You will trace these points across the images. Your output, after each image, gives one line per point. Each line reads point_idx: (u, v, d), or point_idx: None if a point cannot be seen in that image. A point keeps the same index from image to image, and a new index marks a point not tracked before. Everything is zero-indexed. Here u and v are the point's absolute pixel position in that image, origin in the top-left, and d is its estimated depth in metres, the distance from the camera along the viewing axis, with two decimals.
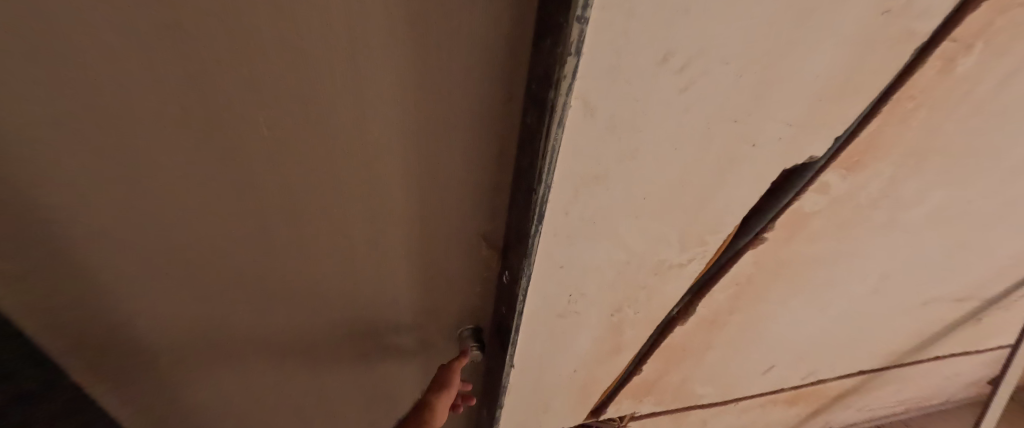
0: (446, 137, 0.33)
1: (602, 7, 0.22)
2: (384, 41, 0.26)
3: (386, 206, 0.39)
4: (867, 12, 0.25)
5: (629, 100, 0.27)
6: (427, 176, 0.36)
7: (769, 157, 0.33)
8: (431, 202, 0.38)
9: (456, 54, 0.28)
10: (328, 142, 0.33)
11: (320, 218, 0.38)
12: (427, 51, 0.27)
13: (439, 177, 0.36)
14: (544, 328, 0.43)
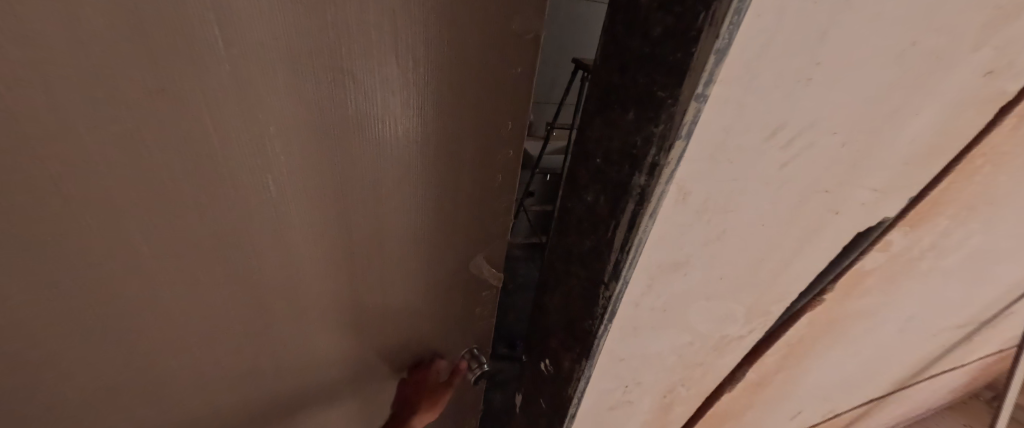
0: (487, 196, 0.28)
1: (724, 83, 0.17)
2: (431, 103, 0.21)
3: (404, 301, 0.32)
4: (973, 75, 0.23)
5: (727, 181, 0.22)
6: (463, 245, 0.30)
7: (848, 224, 0.29)
8: (462, 273, 0.32)
9: (511, 103, 0.23)
10: (335, 246, 0.25)
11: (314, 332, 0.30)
12: (478, 106, 0.22)
13: (476, 241, 0.31)
14: (593, 425, 0.36)
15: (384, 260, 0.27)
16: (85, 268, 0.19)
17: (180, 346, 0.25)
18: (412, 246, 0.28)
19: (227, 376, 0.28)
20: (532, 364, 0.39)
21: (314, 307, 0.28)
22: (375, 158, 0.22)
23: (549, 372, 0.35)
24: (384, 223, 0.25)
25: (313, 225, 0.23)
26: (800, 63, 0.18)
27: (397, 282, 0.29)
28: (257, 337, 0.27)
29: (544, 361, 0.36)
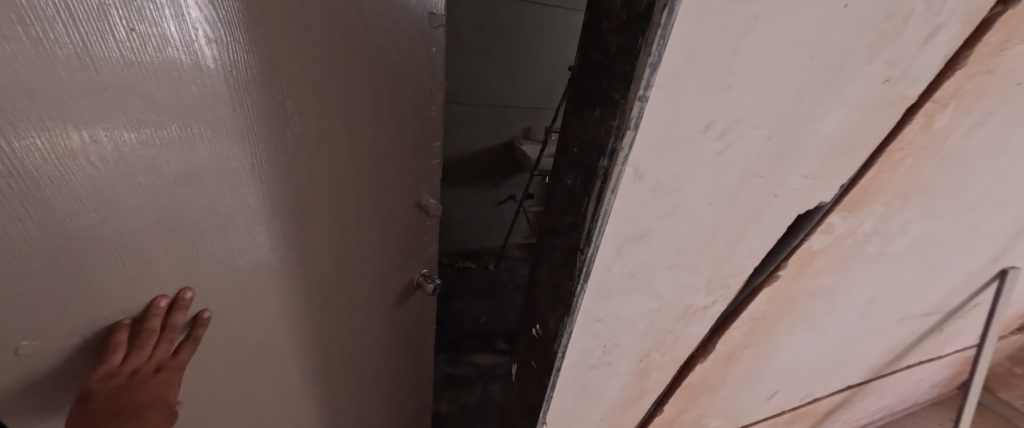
0: (411, 112, 0.46)
1: (660, 87, 0.23)
2: (372, 42, 0.38)
3: (370, 192, 0.46)
4: (873, 81, 0.29)
5: (674, 165, 0.28)
6: (405, 149, 0.48)
7: (787, 205, 0.35)
8: (405, 173, 0.49)
9: (413, 44, 0.42)
10: (323, 142, 0.38)
11: (329, 213, 0.42)
12: (396, 47, 0.40)
13: (409, 146, 0.48)
14: (577, 382, 0.42)
15: (359, 160, 0.43)
16: (186, 160, 0.30)
17: (240, 233, 0.36)
18: (374, 147, 0.44)
19: (268, 269, 0.40)
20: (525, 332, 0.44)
21: (322, 202, 0.41)
22: (333, 67, 0.36)
23: (538, 335, 0.41)
24: (354, 128, 0.41)
25: (321, 112, 0.37)
26: (721, 71, 0.24)
27: (370, 178, 0.45)
28: (290, 229, 0.40)
29: (534, 326, 0.41)
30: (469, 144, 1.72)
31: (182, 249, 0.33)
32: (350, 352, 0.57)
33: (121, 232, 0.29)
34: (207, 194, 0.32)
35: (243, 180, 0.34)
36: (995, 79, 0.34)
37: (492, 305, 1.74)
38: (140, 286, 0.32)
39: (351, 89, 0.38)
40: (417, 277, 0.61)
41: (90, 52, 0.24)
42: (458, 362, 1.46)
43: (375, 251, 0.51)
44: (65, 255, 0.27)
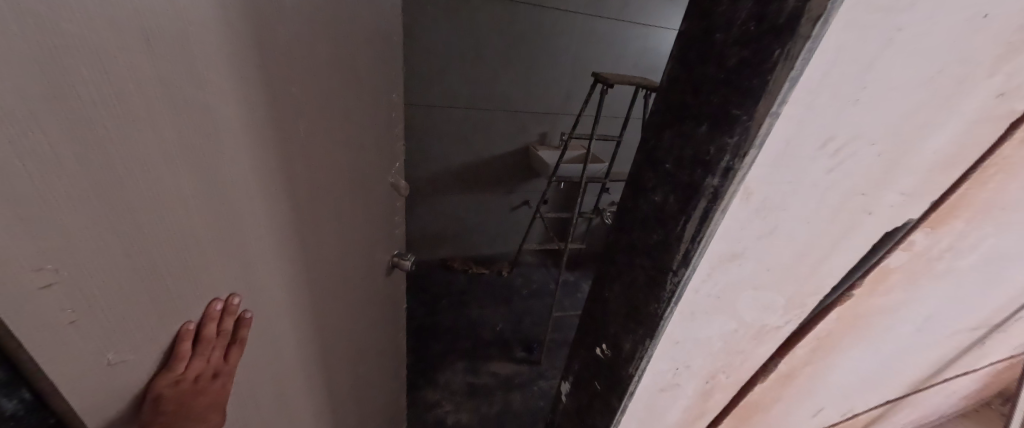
0: (361, 95, 0.55)
1: (792, 103, 0.22)
2: (334, 33, 0.46)
3: (341, 166, 0.53)
4: (988, 96, 0.27)
5: (784, 184, 0.26)
6: (360, 129, 0.57)
7: (878, 223, 0.33)
8: (362, 150, 0.59)
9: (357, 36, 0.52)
10: (311, 120, 0.44)
11: (325, 174, 0.48)
12: (349, 39, 0.49)
13: (362, 126, 0.57)
14: (645, 405, 0.40)
15: (334, 137, 0.49)
16: (225, 141, 0.32)
17: (261, 212, 0.39)
18: (342, 126, 0.51)
19: (277, 250, 0.43)
20: (586, 350, 0.43)
21: (311, 179, 0.46)
22: (314, 53, 0.42)
23: (606, 356, 0.39)
24: (331, 109, 0.47)
25: (313, 81, 0.42)
26: (851, 87, 0.23)
27: (340, 155, 0.52)
28: (294, 205, 0.43)
29: (599, 345, 0.40)
30: (484, 150, 1.71)
31: (229, 228, 0.34)
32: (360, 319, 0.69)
33: (184, 217, 0.29)
34: (239, 174, 0.34)
35: (265, 158, 0.37)
36: None
37: (507, 312, 1.73)
38: (195, 273, 0.32)
39: (326, 73, 0.45)
40: (394, 258, 0.82)
41: (170, 42, 0.25)
42: (477, 370, 1.44)
43: (366, 226, 0.64)
44: (140, 252, 0.27)
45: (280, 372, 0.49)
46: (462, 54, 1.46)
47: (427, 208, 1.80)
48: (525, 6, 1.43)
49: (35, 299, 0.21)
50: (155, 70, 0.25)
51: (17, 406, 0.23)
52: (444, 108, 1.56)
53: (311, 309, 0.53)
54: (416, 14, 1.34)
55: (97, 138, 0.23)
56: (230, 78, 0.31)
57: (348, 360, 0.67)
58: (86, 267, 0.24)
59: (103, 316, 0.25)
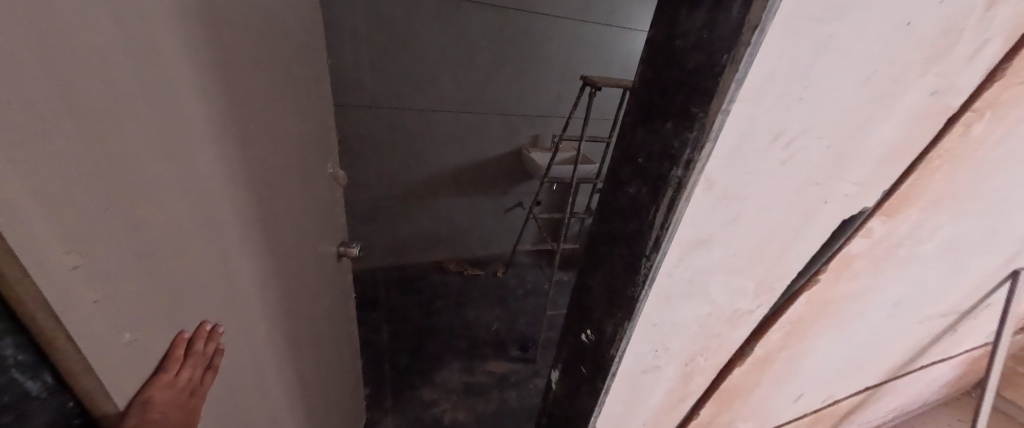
0: (298, 87, 0.59)
1: (739, 101, 0.25)
2: (272, 29, 0.49)
3: (290, 153, 0.56)
4: (922, 94, 0.30)
5: (742, 174, 0.29)
6: (301, 122, 0.60)
7: (835, 211, 0.37)
8: (305, 140, 0.62)
9: (289, 33, 0.55)
10: (260, 110, 0.47)
11: (274, 156, 0.51)
12: (284, 36, 0.53)
13: (301, 118, 0.61)
14: (628, 386, 0.43)
15: (281, 127, 0.53)
16: (190, 123, 0.35)
17: (228, 193, 0.42)
18: (285, 117, 0.54)
19: (244, 237, 0.46)
20: (573, 337, 0.45)
21: (264, 166, 0.49)
22: (258, 48, 0.46)
23: (591, 341, 0.41)
24: (277, 100, 0.51)
25: (250, 61, 0.44)
26: (795, 86, 0.26)
27: (287, 145, 0.55)
28: (253, 191, 0.46)
29: (584, 331, 0.42)
30: (476, 152, 1.73)
31: (202, 204, 0.37)
32: (319, 307, 0.72)
33: (164, 195, 0.33)
34: (206, 155, 0.38)
35: (226, 141, 0.41)
36: None
37: (502, 312, 1.75)
38: (177, 253, 0.35)
39: (268, 66, 0.49)
40: (340, 249, 0.83)
41: (134, 32, 0.29)
42: (473, 370, 1.45)
43: (314, 213, 0.67)
44: (132, 227, 0.29)
45: (256, 355, 0.51)
46: (454, 59, 1.49)
47: (422, 211, 1.82)
48: (515, 12, 1.46)
49: (63, 277, 0.25)
50: (128, 57, 0.28)
51: (38, 387, 0.27)
52: (436, 112, 1.58)
53: (277, 296, 0.55)
54: (408, 21, 1.37)
55: (86, 116, 0.25)
56: (187, 66, 0.35)
57: (311, 345, 0.69)
58: (96, 248, 0.27)
59: (119, 300, 0.29)
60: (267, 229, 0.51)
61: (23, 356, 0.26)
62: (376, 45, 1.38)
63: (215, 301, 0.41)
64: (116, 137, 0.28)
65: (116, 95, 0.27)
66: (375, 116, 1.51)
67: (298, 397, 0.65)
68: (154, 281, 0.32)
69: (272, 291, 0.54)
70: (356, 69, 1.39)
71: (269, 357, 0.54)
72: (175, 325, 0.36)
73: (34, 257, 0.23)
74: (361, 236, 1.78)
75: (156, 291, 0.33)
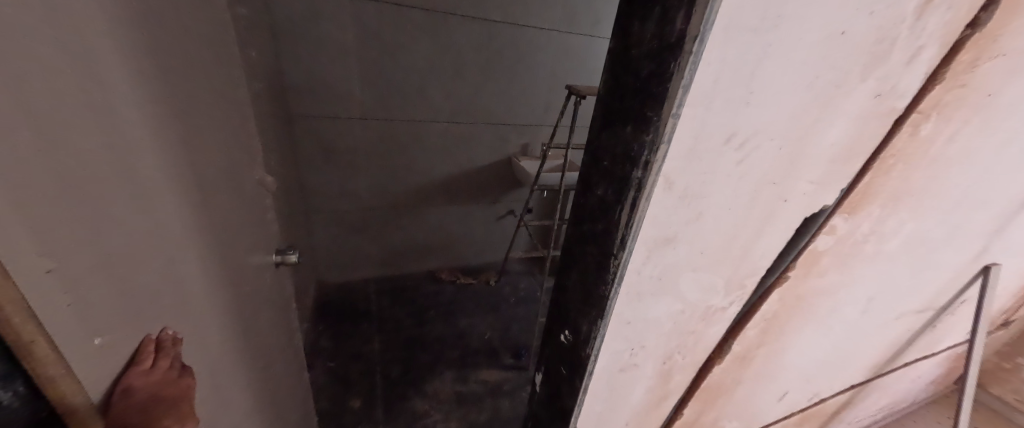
0: (221, 94, 0.60)
1: (689, 105, 0.26)
2: (192, 37, 0.50)
3: (221, 158, 0.57)
4: (866, 97, 0.33)
5: (700, 175, 0.31)
6: (227, 129, 0.61)
7: (794, 209, 0.38)
8: (232, 145, 0.63)
9: (208, 41, 0.56)
10: (192, 115, 0.48)
11: (202, 163, 0.51)
12: (204, 44, 0.54)
13: (227, 125, 0.62)
14: (606, 385, 0.44)
15: (210, 131, 0.54)
16: (131, 129, 0.36)
17: (169, 197, 0.42)
18: (212, 122, 0.55)
19: (189, 241, 0.46)
20: (553, 338, 0.46)
21: (199, 170, 0.50)
22: (183, 54, 0.47)
23: (569, 341, 0.42)
24: (204, 105, 0.52)
25: (169, 62, 0.44)
26: (741, 91, 0.27)
27: (217, 149, 0.56)
28: (191, 195, 0.47)
29: (562, 331, 0.43)
30: (465, 161, 1.75)
31: (144, 204, 0.37)
32: (263, 314, 0.72)
33: (112, 200, 0.33)
34: (147, 160, 0.38)
35: (164, 145, 0.41)
36: (969, 92, 0.38)
37: (495, 320, 1.76)
38: (130, 258, 0.35)
39: (194, 73, 0.50)
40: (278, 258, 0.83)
41: (75, 41, 0.29)
42: (465, 379, 1.45)
43: (246, 216, 0.67)
44: (89, 232, 0.30)
45: (212, 363, 0.51)
46: (442, 71, 1.51)
47: (413, 221, 1.83)
48: (500, 25, 1.50)
49: (39, 282, 0.25)
50: (72, 67, 0.29)
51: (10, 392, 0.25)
52: (424, 122, 1.60)
53: (224, 302, 0.55)
54: (395, 34, 1.39)
55: (36, 119, 0.25)
56: (124, 73, 0.35)
57: (258, 353, 0.68)
58: (64, 254, 0.28)
59: (87, 304, 0.30)
60: (207, 233, 0.51)
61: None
62: (363, 57, 1.40)
63: (169, 305, 0.42)
64: (71, 144, 0.28)
65: (67, 104, 0.28)
66: (364, 127, 1.52)
67: (254, 404, 0.65)
68: (113, 285, 0.33)
69: (219, 297, 0.54)
70: (343, 80, 1.41)
71: (222, 364, 0.54)
72: (139, 330, 0.37)
73: (15, 262, 0.24)
74: (348, 247, 1.77)
75: (113, 298, 0.33)
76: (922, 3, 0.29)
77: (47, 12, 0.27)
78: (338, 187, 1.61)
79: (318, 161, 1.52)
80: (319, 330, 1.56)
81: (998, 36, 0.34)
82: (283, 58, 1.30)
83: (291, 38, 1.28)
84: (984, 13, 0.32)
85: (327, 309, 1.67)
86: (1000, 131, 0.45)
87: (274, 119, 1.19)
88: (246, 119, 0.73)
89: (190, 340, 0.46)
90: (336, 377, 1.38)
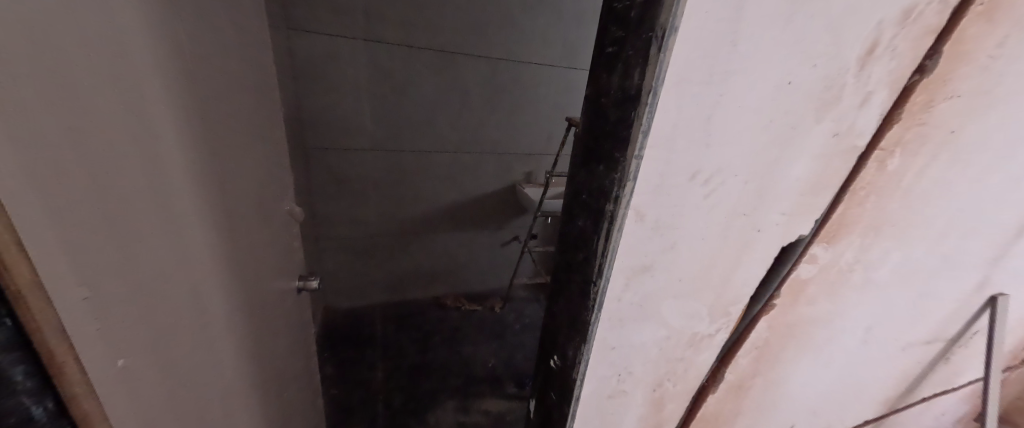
0: (259, 134, 0.66)
1: (650, 148, 0.30)
2: (237, 86, 0.57)
3: (253, 191, 0.62)
4: (824, 136, 0.35)
5: (669, 208, 0.34)
6: (263, 165, 0.67)
7: (770, 239, 0.40)
8: (266, 179, 0.69)
9: (252, 89, 0.63)
10: (229, 154, 0.54)
11: (235, 195, 0.56)
12: (247, 92, 0.61)
13: (263, 162, 0.68)
14: (598, 411, 0.45)
15: (246, 167, 0.60)
16: (173, 170, 0.41)
17: (201, 227, 0.47)
18: (248, 159, 0.61)
19: (216, 268, 0.50)
20: (545, 364, 0.47)
21: (232, 202, 0.55)
22: (226, 102, 0.53)
23: (558, 366, 0.44)
24: (242, 145, 0.58)
25: (213, 108, 0.49)
26: (699, 133, 0.31)
27: (250, 184, 0.61)
28: (222, 225, 0.52)
29: (552, 356, 0.45)
30: (473, 190, 1.81)
31: (174, 234, 0.42)
32: (281, 338, 0.75)
33: (148, 232, 0.37)
34: (182, 196, 0.43)
35: (200, 182, 0.46)
36: (930, 129, 0.40)
37: (499, 348, 1.75)
38: (159, 284, 0.39)
39: (236, 118, 0.56)
40: (299, 284, 0.87)
41: (130, 97, 0.35)
42: (468, 409, 1.43)
43: (273, 243, 0.72)
44: (125, 260, 0.34)
45: (226, 385, 0.53)
46: (452, 106, 1.60)
47: (423, 248, 1.87)
48: (505, 63, 1.59)
49: (74, 306, 0.29)
50: (124, 120, 0.34)
51: (42, 414, 0.27)
52: (434, 153, 1.67)
53: (243, 326, 0.59)
54: (407, 73, 1.49)
55: (87, 164, 0.30)
56: (171, 122, 0.41)
57: (273, 377, 0.71)
58: (99, 281, 0.31)
59: (113, 325, 0.33)
60: (234, 260, 0.55)
61: (31, 382, 0.26)
62: (379, 95, 1.49)
63: (190, 328, 0.45)
64: (115, 185, 0.33)
65: (118, 150, 0.33)
66: (374, 158, 1.60)
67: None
68: (139, 308, 0.36)
69: (238, 321, 0.57)
70: (359, 116, 1.50)
71: (237, 386, 0.57)
72: (161, 351, 0.40)
73: (57, 288, 0.27)
74: (356, 273, 1.81)
75: (139, 319, 0.36)
76: (864, 56, 0.32)
77: (110, 77, 0.32)
78: (350, 216, 1.67)
79: (330, 191, 1.59)
80: (324, 357, 1.57)
81: (948, 79, 0.37)
82: (303, 96, 1.39)
83: (311, 78, 1.38)
84: (929, 61, 0.35)
85: (335, 336, 1.69)
86: (975, 163, 0.47)
87: (292, 152, 1.27)
88: (281, 155, 0.79)
89: (206, 362, 0.49)
90: (340, 405, 1.38)
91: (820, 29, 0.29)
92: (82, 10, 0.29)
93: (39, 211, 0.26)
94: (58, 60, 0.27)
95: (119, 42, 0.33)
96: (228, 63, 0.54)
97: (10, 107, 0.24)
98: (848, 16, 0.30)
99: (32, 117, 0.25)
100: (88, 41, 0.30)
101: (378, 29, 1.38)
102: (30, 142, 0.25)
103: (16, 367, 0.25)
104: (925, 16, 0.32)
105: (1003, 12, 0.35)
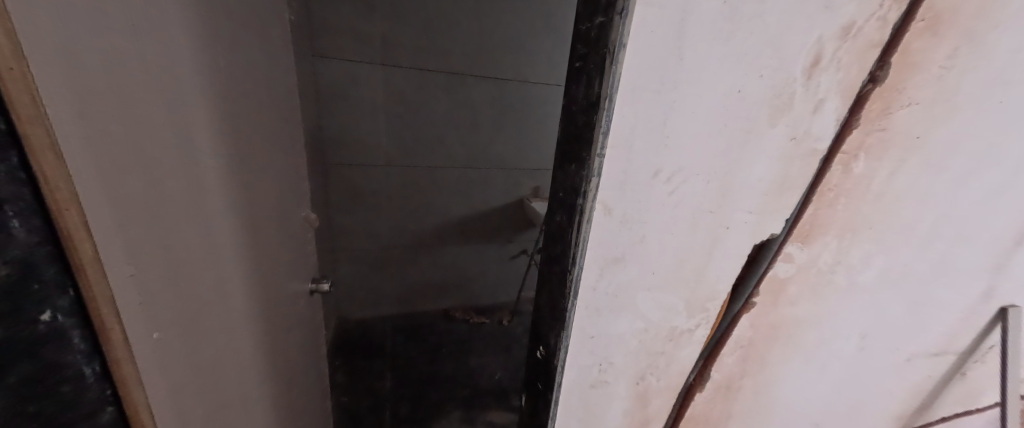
0: (282, 146, 0.73)
1: (612, 148, 0.34)
2: (265, 104, 0.65)
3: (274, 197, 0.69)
4: (782, 139, 0.39)
5: (635, 203, 0.37)
6: (284, 174, 0.75)
7: (740, 236, 0.43)
8: (286, 187, 0.76)
9: (277, 106, 0.71)
10: (256, 162, 0.61)
11: (258, 199, 0.62)
12: (273, 108, 0.69)
13: (284, 171, 0.75)
14: (580, 400, 0.47)
15: (269, 175, 0.66)
16: (207, 173, 0.47)
17: (229, 223, 0.53)
18: (271, 167, 0.68)
19: (239, 263, 0.56)
20: (530, 356, 0.50)
21: (256, 205, 0.61)
22: (255, 117, 0.60)
23: (541, 355, 0.46)
24: (267, 155, 0.65)
25: (244, 122, 0.56)
26: (657, 135, 0.35)
27: (272, 190, 0.68)
28: (246, 224, 0.58)
29: (535, 347, 0.47)
30: (484, 204, 1.86)
31: (206, 229, 0.48)
32: (294, 335, 0.80)
33: (184, 224, 0.43)
34: (215, 196, 0.49)
35: (230, 185, 0.53)
36: (892, 135, 0.43)
37: (508, 361, 1.76)
38: (190, 271, 0.45)
39: (262, 131, 0.63)
40: (312, 287, 0.93)
41: (176, 109, 0.41)
42: (473, 420, 1.44)
43: (290, 246, 0.78)
44: (164, 246, 0.40)
45: (243, 370, 0.58)
46: (464, 124, 1.67)
47: (434, 261, 1.93)
48: (515, 83, 1.66)
49: (124, 282, 0.35)
50: (169, 128, 0.40)
51: (91, 373, 0.31)
52: (446, 169, 1.74)
53: (261, 318, 0.64)
54: (422, 93, 1.58)
55: (141, 163, 0.36)
56: (209, 131, 0.47)
57: (286, 370, 0.76)
58: (143, 263, 0.37)
59: (153, 301, 0.39)
60: (255, 257, 0.62)
61: (85, 345, 0.30)
62: (395, 114, 1.58)
63: (215, 313, 0.51)
64: (159, 181, 0.39)
65: (163, 152, 0.39)
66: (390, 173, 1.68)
67: (276, 417, 0.71)
68: (172, 289, 0.42)
69: (257, 314, 0.63)
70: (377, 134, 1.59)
71: (253, 373, 0.62)
72: (190, 330, 0.45)
73: (112, 264, 0.33)
74: (370, 284, 1.87)
75: (172, 299, 0.42)
76: (809, 68, 0.36)
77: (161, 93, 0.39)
78: (366, 228, 1.74)
79: (347, 205, 1.67)
80: (337, 365, 1.62)
81: (901, 88, 0.40)
82: (326, 115, 1.49)
83: (333, 99, 1.48)
84: (879, 72, 0.38)
85: (348, 346, 1.74)
86: (949, 168, 0.48)
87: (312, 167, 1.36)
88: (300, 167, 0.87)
89: (227, 347, 0.54)
90: (350, 412, 1.41)
91: (761, 44, 0.33)
92: (143, 39, 0.36)
93: (104, 199, 0.32)
94: (124, 79, 0.34)
95: (169, 65, 0.40)
96: (259, 84, 0.62)
97: (89, 117, 0.30)
98: (787, 33, 0.34)
99: (104, 125, 0.32)
100: (146, 64, 0.37)
101: (396, 54, 1.49)
102: (100, 144, 0.31)
103: (74, 331, 0.29)
104: (866, 32, 0.36)
105: (946, 25, 0.38)
